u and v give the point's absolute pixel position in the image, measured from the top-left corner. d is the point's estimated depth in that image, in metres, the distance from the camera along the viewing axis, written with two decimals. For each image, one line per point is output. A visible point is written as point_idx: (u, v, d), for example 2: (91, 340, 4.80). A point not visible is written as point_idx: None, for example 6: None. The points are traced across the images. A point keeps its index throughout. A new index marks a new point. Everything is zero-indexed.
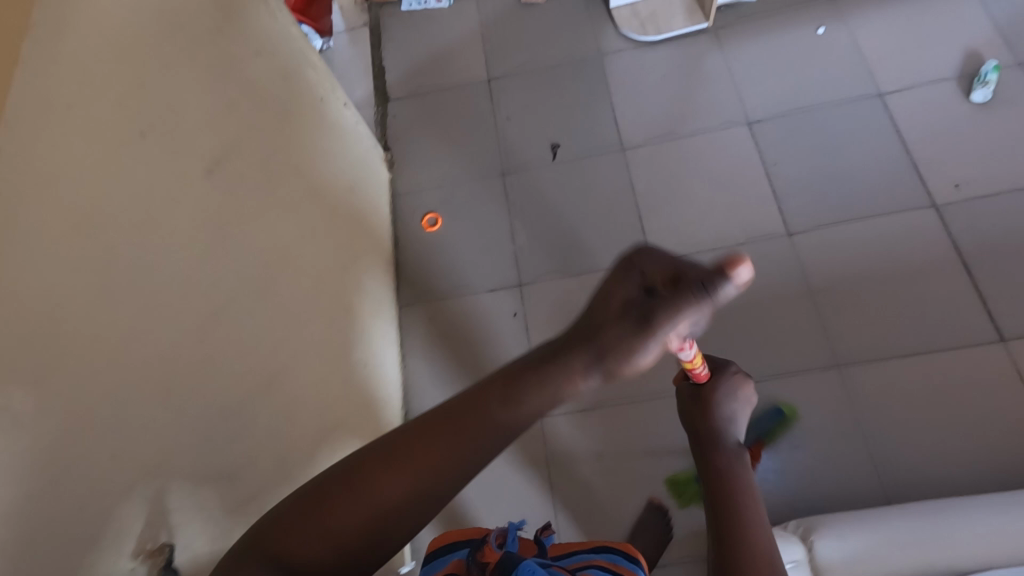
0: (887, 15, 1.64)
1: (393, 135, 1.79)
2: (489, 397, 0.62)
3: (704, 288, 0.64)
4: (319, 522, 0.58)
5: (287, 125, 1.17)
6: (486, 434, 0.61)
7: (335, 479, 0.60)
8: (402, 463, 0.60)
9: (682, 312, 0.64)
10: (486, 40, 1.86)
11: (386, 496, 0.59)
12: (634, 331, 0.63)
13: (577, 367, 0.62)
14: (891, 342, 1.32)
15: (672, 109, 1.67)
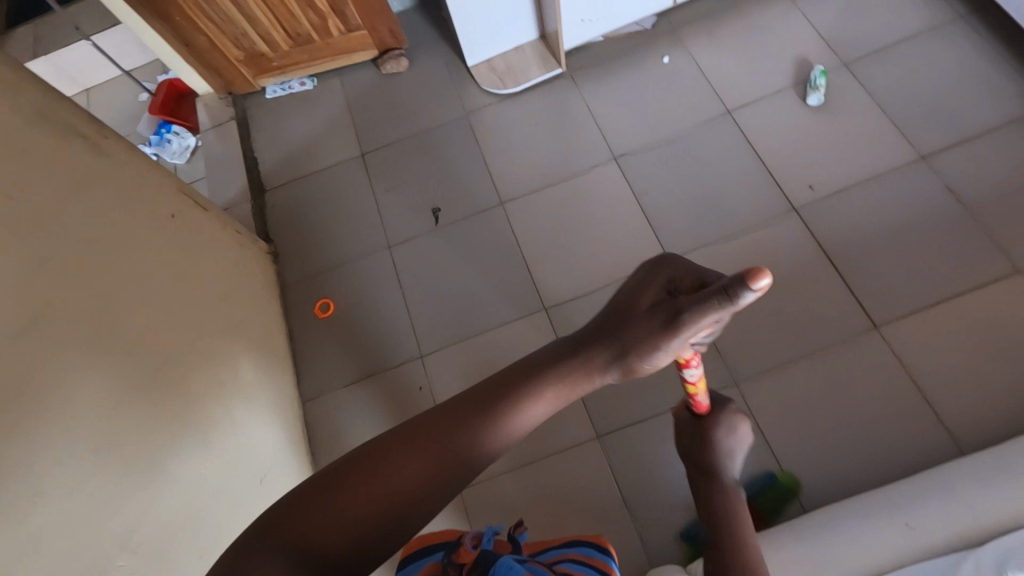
0: (722, 36, 1.74)
1: (273, 226, 1.76)
2: (517, 397, 0.66)
3: (725, 296, 0.60)
4: (340, 501, 0.58)
5: (132, 250, 1.12)
6: (506, 430, 0.65)
7: (364, 455, 0.61)
8: (426, 449, 0.62)
9: (705, 316, 0.63)
10: (355, 115, 1.87)
11: (403, 483, 0.60)
12: (656, 330, 0.66)
13: (596, 363, 0.68)
14: (777, 348, 1.36)
15: (543, 155, 1.71)
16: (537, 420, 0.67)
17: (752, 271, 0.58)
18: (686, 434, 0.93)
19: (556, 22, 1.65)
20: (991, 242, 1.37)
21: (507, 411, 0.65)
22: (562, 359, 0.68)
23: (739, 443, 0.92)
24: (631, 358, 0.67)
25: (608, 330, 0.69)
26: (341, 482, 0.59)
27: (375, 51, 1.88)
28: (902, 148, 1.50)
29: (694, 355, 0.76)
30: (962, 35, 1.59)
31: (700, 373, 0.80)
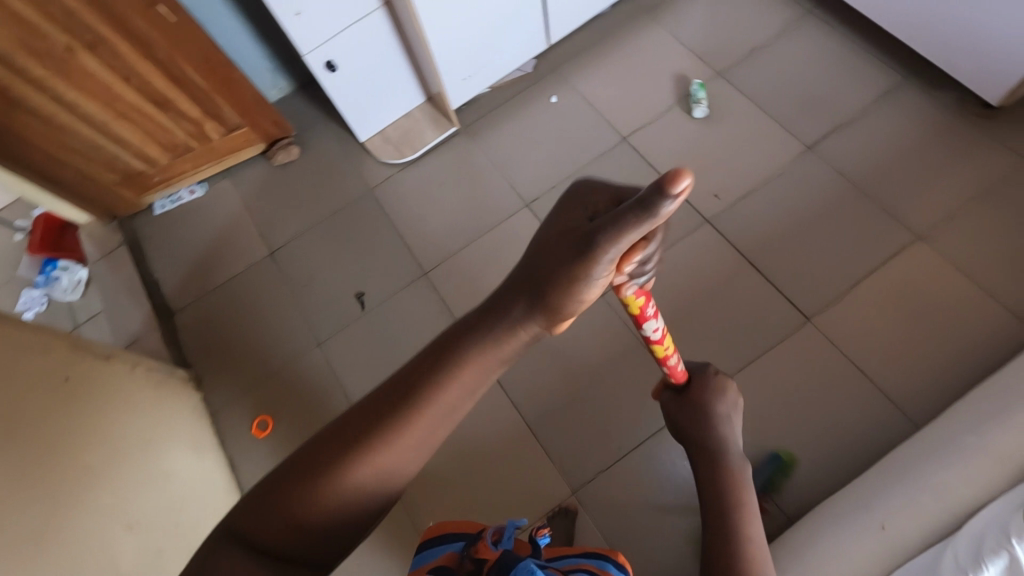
0: (601, 66, 1.79)
1: (190, 349, 1.64)
2: (450, 367, 0.59)
3: (642, 210, 0.53)
4: (306, 497, 0.57)
5: (23, 431, 0.99)
6: (454, 401, 0.60)
7: (320, 445, 0.59)
8: (389, 436, 0.58)
9: (624, 236, 0.55)
10: (256, 214, 1.79)
11: (373, 470, 0.58)
12: (574, 263, 0.57)
13: (513, 317, 0.60)
14: (724, 361, 1.38)
15: (457, 216, 1.68)
16: (474, 384, 0.60)
17: (668, 175, 0.50)
18: (671, 408, 0.93)
19: (439, 85, 1.64)
20: (888, 215, 1.45)
21: (454, 382, 0.60)
22: (480, 314, 0.61)
23: (733, 402, 0.90)
24: (552, 303, 0.59)
25: (523, 278, 0.61)
26: (306, 479, 0.57)
27: (262, 144, 1.81)
28: (789, 143, 1.58)
29: (646, 301, 0.72)
30: (815, 28, 1.70)
31: (661, 327, 0.78)
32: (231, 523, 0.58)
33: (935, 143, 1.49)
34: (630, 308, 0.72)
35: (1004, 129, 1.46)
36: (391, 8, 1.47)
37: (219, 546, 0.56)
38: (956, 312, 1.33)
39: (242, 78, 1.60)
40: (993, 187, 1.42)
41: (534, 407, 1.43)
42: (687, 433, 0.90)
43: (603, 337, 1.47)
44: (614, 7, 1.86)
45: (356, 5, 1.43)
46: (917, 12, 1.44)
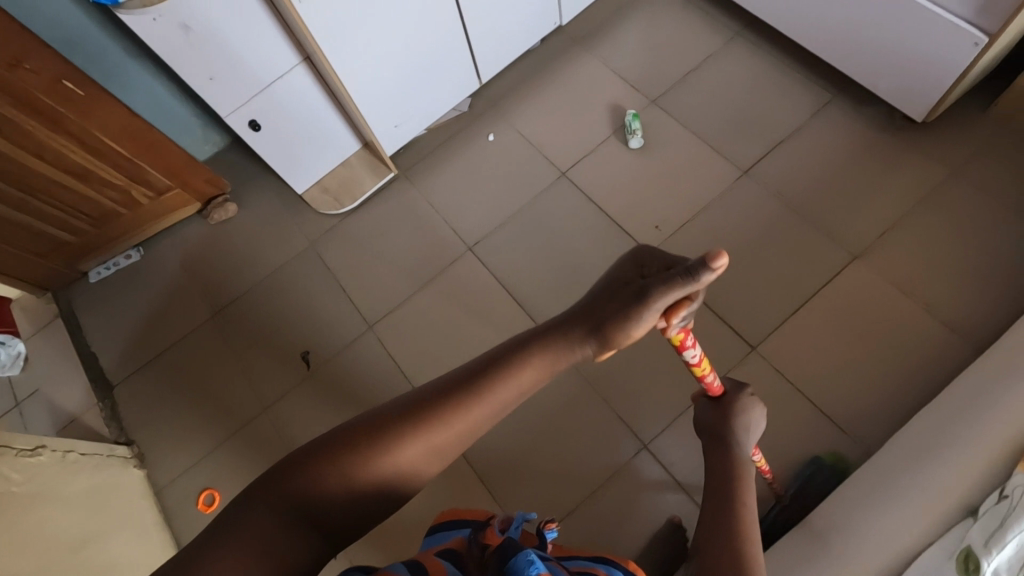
0: (535, 100, 1.78)
1: (131, 423, 1.57)
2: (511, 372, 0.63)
3: (692, 276, 0.63)
4: (350, 466, 0.56)
5: None
6: (500, 405, 0.63)
7: (375, 419, 0.59)
8: (439, 425, 0.60)
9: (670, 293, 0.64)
10: (194, 275, 1.73)
11: (415, 454, 0.59)
12: (629, 306, 0.65)
13: (564, 337, 0.66)
14: (672, 398, 1.38)
15: (401, 264, 1.65)
16: (518, 394, 0.64)
17: (709, 254, 0.61)
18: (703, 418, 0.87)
19: (370, 134, 1.61)
20: (826, 236, 1.45)
21: (502, 387, 0.63)
22: (542, 329, 0.67)
23: (757, 425, 0.85)
24: (606, 332, 0.66)
25: (590, 307, 0.68)
26: (361, 460, 0.57)
27: (198, 203, 1.78)
28: (725, 168, 1.58)
29: (687, 334, 0.77)
30: (745, 50, 1.70)
31: (700, 353, 0.81)
32: (271, 471, 0.56)
33: (866, 160, 1.50)
34: (672, 339, 0.77)
35: (929, 143, 1.48)
36: (311, 64, 1.42)
37: (267, 495, 0.55)
38: (896, 333, 1.33)
39: (166, 140, 1.56)
40: (923, 202, 1.43)
41: (488, 459, 1.41)
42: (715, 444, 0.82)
43: (554, 382, 1.45)
44: (546, 40, 1.85)
45: (274, 65, 1.38)
46: (827, 39, 1.46)
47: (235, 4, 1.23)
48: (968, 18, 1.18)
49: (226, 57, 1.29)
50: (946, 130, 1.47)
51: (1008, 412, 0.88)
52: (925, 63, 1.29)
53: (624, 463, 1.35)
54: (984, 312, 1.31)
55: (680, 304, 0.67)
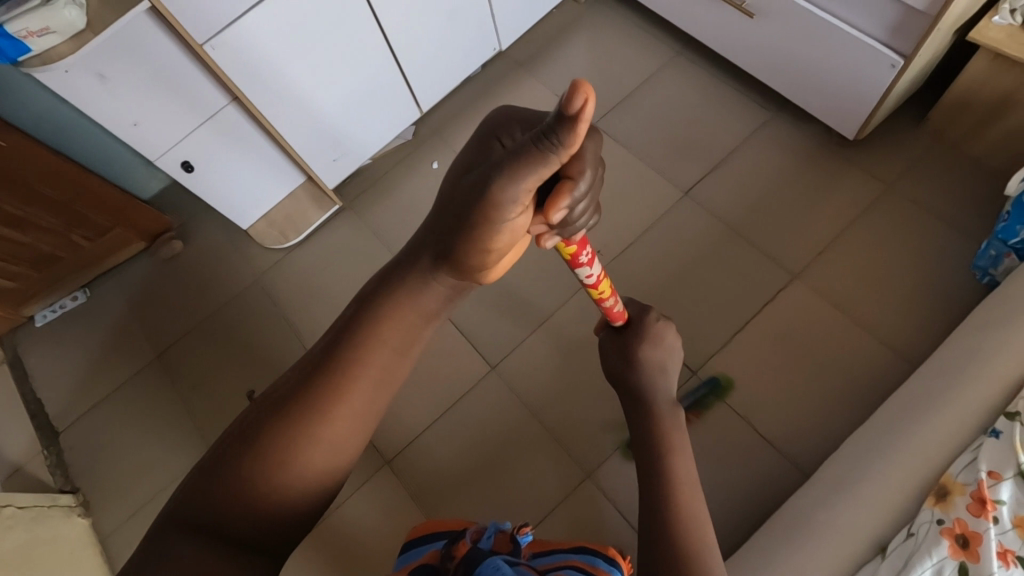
0: (478, 126, 1.78)
1: (77, 471, 1.55)
2: (387, 312, 0.62)
3: (548, 139, 0.53)
4: (251, 460, 0.56)
5: None
6: (386, 347, 0.61)
7: (270, 401, 0.59)
8: (323, 402, 0.58)
9: (530, 176, 0.55)
10: (141, 316, 1.71)
11: (314, 444, 0.57)
12: (484, 201, 0.58)
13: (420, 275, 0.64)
14: (615, 426, 1.37)
15: (347, 297, 1.64)
16: (400, 344, 0.62)
17: (571, 87, 0.48)
18: (608, 349, 0.85)
19: (307, 170, 1.61)
20: (765, 256, 1.45)
21: (383, 327, 0.61)
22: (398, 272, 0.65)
23: (670, 351, 0.82)
24: (461, 250, 0.62)
25: (452, 222, 0.62)
26: (259, 441, 0.56)
27: (142, 241, 1.76)
28: (666, 190, 1.57)
29: (581, 246, 0.73)
30: (684, 69, 1.71)
31: (598, 272, 0.78)
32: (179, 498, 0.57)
33: (804, 179, 1.50)
34: (564, 252, 0.73)
35: (863, 161, 1.49)
36: (243, 103, 1.37)
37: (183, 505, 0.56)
38: (834, 353, 1.33)
39: (96, 182, 1.55)
40: (859, 220, 1.43)
41: (434, 495, 1.39)
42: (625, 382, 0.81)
43: (499, 413, 1.44)
44: (489, 65, 1.86)
45: (201, 105, 1.34)
46: (757, 61, 1.47)
47: (148, 47, 1.19)
48: (885, 40, 1.18)
49: (147, 100, 1.27)
50: (879, 147, 1.49)
51: (922, 445, 0.87)
52: (849, 85, 1.30)
53: (568, 495, 1.34)
54: (918, 330, 1.30)
55: (560, 189, 0.57)
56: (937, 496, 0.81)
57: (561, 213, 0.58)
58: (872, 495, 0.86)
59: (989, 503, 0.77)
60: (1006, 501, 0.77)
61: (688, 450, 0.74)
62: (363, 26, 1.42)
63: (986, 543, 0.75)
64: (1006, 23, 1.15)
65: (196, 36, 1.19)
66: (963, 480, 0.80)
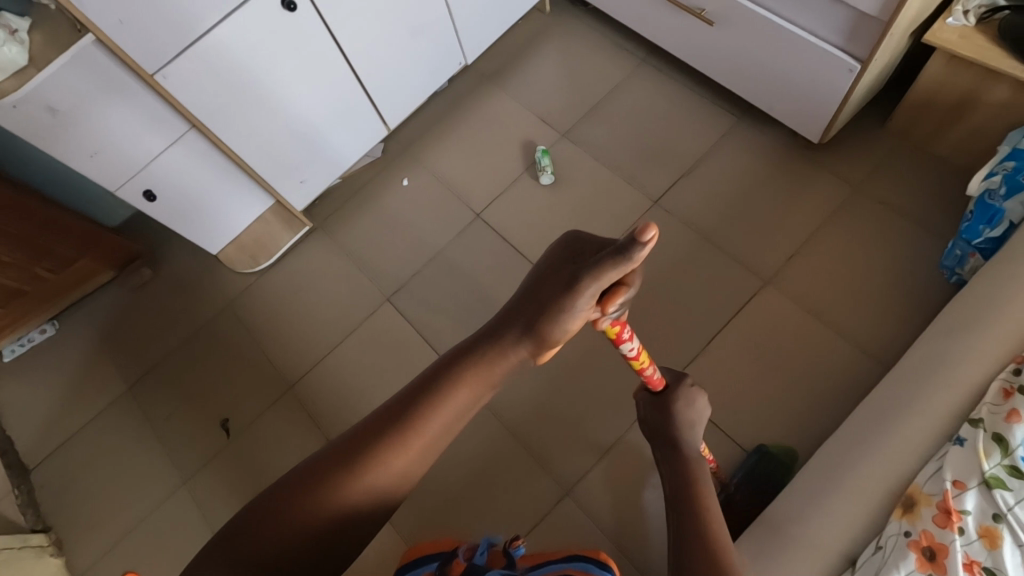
0: (448, 141, 1.77)
1: (50, 508, 1.52)
2: (447, 387, 0.68)
3: (622, 252, 0.65)
4: (305, 509, 0.60)
5: None
6: (440, 422, 0.67)
7: (326, 458, 0.64)
8: (380, 453, 0.64)
9: (602, 276, 0.67)
10: (112, 346, 1.68)
11: (362, 487, 0.63)
12: (560, 294, 0.69)
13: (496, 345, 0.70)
14: (593, 440, 1.36)
15: (320, 320, 1.62)
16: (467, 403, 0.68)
17: (637, 229, 0.62)
18: (644, 413, 0.86)
19: (274, 193, 1.60)
20: (736, 262, 1.45)
21: (440, 401, 0.67)
22: (478, 340, 0.71)
23: (701, 416, 0.84)
24: (536, 336, 0.70)
25: (520, 310, 0.71)
26: (314, 495, 0.61)
27: (112, 269, 1.73)
28: (637, 199, 1.57)
29: (622, 326, 0.76)
30: (650, 76, 1.70)
31: (638, 346, 0.79)
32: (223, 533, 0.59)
33: (772, 183, 1.50)
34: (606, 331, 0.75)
35: (830, 163, 1.49)
36: (202, 130, 1.36)
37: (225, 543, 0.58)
38: (807, 359, 1.32)
39: (55, 212, 1.53)
40: (828, 223, 1.43)
41: (413, 518, 1.37)
42: (659, 437, 0.84)
43: (477, 432, 1.43)
44: (456, 79, 1.85)
45: (159, 134, 1.33)
46: (720, 68, 1.47)
47: (99, 79, 1.18)
48: (841, 45, 1.18)
49: (103, 133, 1.25)
50: (845, 150, 1.49)
51: (890, 455, 0.86)
52: (811, 89, 1.29)
53: (547, 513, 1.32)
54: (891, 332, 1.30)
55: (614, 292, 0.69)
56: (904, 507, 0.80)
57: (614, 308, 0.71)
58: (841, 508, 0.85)
59: (955, 514, 0.76)
60: (971, 511, 0.76)
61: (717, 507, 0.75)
62: (324, 49, 1.41)
63: (952, 554, 0.74)
64: (960, 24, 1.16)
65: (146, 66, 1.18)
66: (929, 490, 0.80)
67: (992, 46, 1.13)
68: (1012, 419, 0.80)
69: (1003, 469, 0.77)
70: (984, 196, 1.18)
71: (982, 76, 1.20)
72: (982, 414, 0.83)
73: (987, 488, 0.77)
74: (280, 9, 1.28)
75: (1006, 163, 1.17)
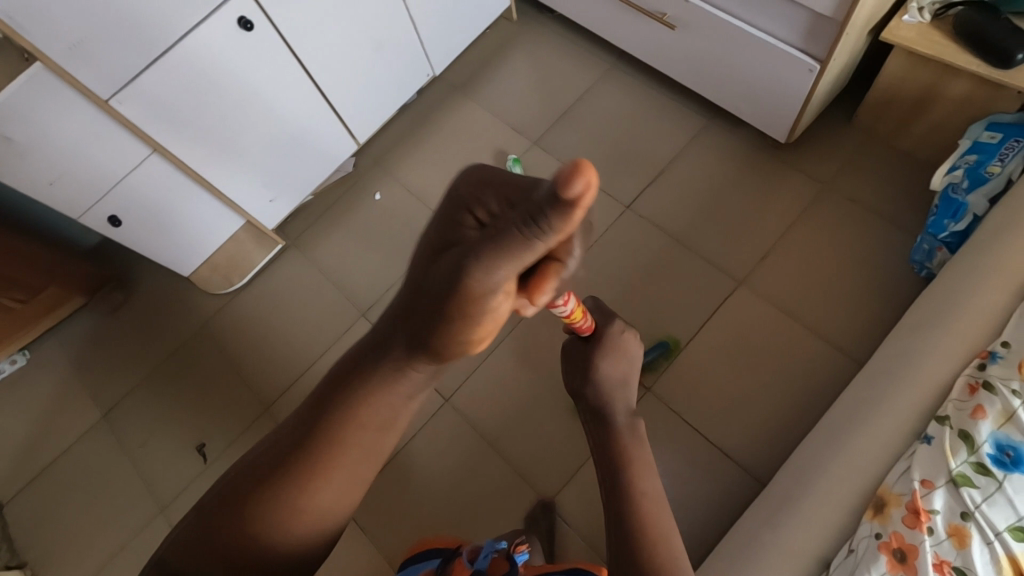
0: (419, 153, 1.76)
1: (24, 543, 1.48)
2: (339, 413, 0.53)
3: (530, 223, 0.43)
4: (220, 548, 0.55)
5: None
6: (346, 451, 0.54)
7: (232, 491, 0.56)
8: (283, 488, 0.54)
9: (514, 254, 0.43)
10: (85, 374, 1.65)
11: (273, 526, 0.54)
12: (454, 288, 0.45)
13: (399, 355, 0.51)
14: (573, 449, 1.36)
15: (296, 339, 1.60)
16: (383, 419, 0.54)
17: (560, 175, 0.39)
18: (570, 364, 0.81)
19: (242, 212, 1.58)
20: (709, 264, 1.45)
21: (341, 430, 0.53)
22: (362, 361, 0.53)
23: (630, 364, 0.80)
24: (435, 347, 0.49)
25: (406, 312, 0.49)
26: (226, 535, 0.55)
27: (83, 296, 1.69)
28: (609, 204, 1.57)
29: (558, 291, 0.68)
30: (618, 81, 1.71)
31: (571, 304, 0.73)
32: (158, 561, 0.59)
33: (742, 184, 1.51)
34: None
35: (798, 162, 1.50)
36: (164, 153, 1.34)
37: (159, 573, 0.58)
38: (782, 359, 1.32)
39: (20, 241, 1.50)
40: (798, 221, 1.44)
41: (392, 537, 1.35)
42: (582, 394, 0.80)
43: (456, 447, 1.41)
44: (425, 91, 1.84)
45: (120, 159, 1.30)
46: (685, 72, 1.47)
47: (50, 107, 1.15)
48: (800, 46, 1.19)
49: (61, 160, 1.23)
50: (812, 149, 1.50)
51: (859, 456, 0.86)
52: (774, 90, 1.30)
53: None
54: (863, 328, 1.31)
55: (544, 271, 0.46)
56: (875, 508, 0.80)
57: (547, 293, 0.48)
58: (813, 512, 0.84)
59: (923, 514, 0.76)
60: (940, 511, 0.76)
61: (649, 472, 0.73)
62: (285, 67, 1.40)
63: (921, 555, 0.74)
64: (916, 21, 1.17)
65: (100, 92, 1.17)
66: (898, 491, 0.80)
67: (948, 42, 1.14)
68: (977, 415, 0.79)
69: (970, 466, 0.77)
70: (948, 191, 1.20)
71: (941, 71, 1.21)
72: (949, 411, 0.83)
73: (955, 486, 0.77)
74: (237, 29, 1.27)
75: (968, 156, 1.20)
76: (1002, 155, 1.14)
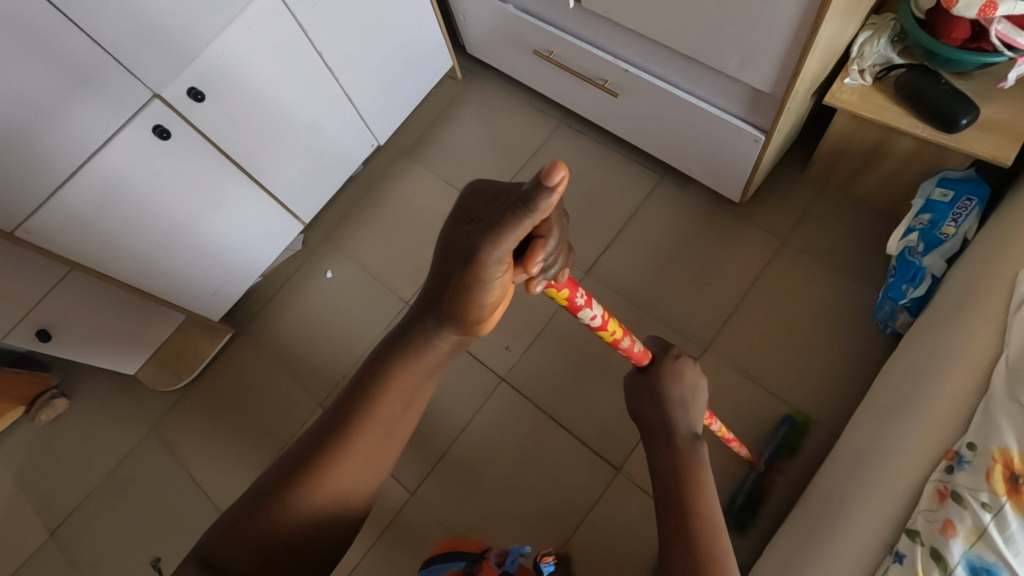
0: (369, 225, 1.70)
1: None
2: (382, 382, 0.62)
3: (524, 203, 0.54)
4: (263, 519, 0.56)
5: None
6: (388, 418, 0.62)
7: (287, 465, 0.59)
8: (331, 459, 0.59)
9: (507, 236, 0.55)
10: (29, 490, 1.55)
11: (320, 492, 0.58)
12: (466, 265, 0.58)
13: (429, 326, 0.63)
14: (545, 541, 1.29)
15: (252, 436, 1.52)
16: (413, 395, 0.63)
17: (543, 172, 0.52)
18: (630, 389, 0.79)
19: (183, 309, 1.50)
20: (674, 332, 1.40)
21: (383, 396, 0.62)
22: (401, 336, 0.64)
23: (693, 388, 0.76)
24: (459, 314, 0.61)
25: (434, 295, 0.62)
26: (273, 507, 0.57)
27: (22, 405, 1.60)
28: None
29: (573, 290, 0.72)
30: (568, 139, 1.66)
31: (599, 312, 0.77)
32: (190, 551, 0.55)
33: (700, 244, 1.47)
34: (557, 298, 0.71)
35: (755, 217, 1.46)
36: (84, 270, 1.27)
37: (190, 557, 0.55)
38: (753, 431, 1.28)
39: None
40: (759, 281, 1.40)
41: None
42: (643, 414, 0.75)
43: (424, 547, 1.34)
44: (372, 158, 1.79)
45: (41, 277, 1.33)
46: (633, 134, 1.43)
47: None
48: (744, 115, 1.15)
49: None
50: (768, 203, 1.47)
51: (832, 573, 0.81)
52: (723, 154, 1.26)
53: None
54: (833, 393, 1.27)
55: (533, 247, 0.58)
56: None
57: (537, 264, 0.59)
58: None
59: None
60: None
61: (706, 475, 0.66)
62: (210, 163, 1.33)
63: None
64: (857, 83, 1.14)
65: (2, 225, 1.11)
66: None
67: (890, 106, 1.11)
68: (947, 532, 0.75)
69: None
70: (904, 252, 1.17)
71: (886, 131, 1.19)
72: (919, 523, 0.79)
73: None
74: (153, 138, 1.21)
75: (922, 216, 1.17)
76: (954, 215, 1.12)
